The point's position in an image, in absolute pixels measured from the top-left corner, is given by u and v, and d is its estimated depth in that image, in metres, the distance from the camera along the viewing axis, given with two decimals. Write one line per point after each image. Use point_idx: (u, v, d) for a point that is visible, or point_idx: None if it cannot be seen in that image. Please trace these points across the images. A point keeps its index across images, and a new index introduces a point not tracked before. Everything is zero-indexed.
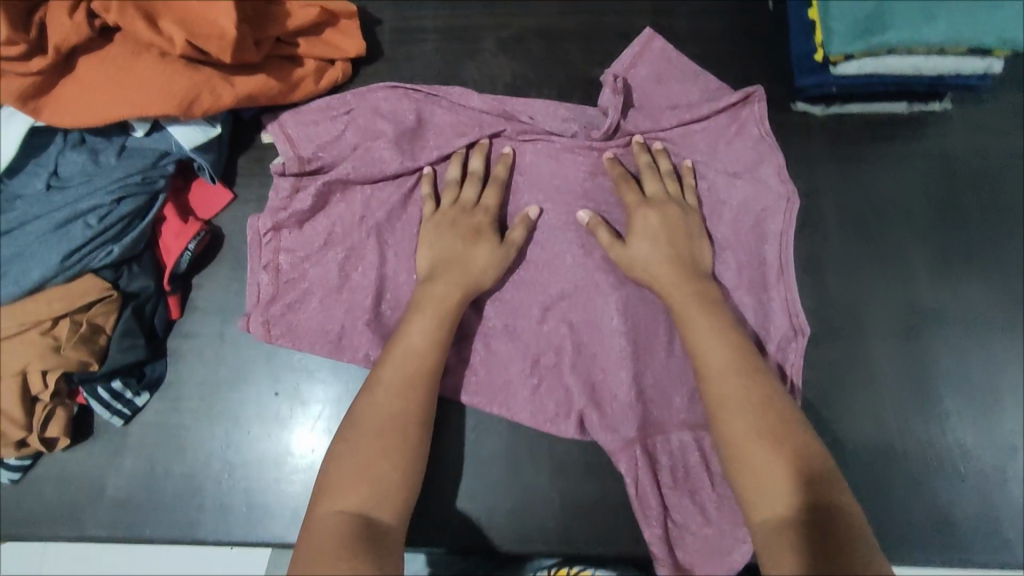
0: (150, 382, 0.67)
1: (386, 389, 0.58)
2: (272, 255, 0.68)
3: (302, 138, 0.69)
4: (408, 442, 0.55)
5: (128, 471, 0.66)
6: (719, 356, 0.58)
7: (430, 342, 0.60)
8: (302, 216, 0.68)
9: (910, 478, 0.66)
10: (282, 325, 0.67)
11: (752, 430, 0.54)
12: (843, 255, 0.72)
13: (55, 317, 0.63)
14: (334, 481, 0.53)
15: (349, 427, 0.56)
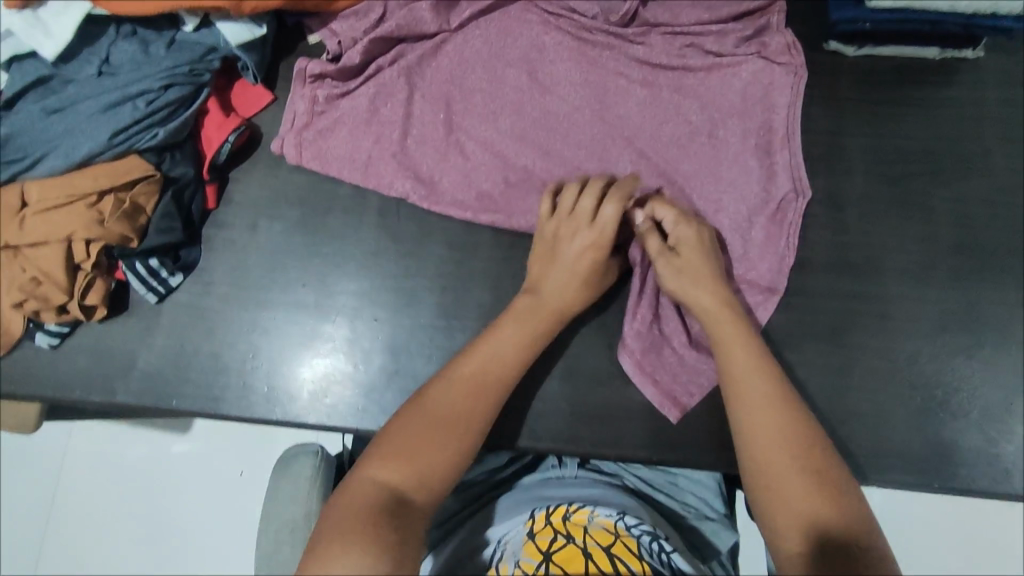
0: (184, 265, 0.71)
1: (513, 325, 0.63)
2: (312, 91, 0.74)
3: (347, 22, 0.74)
4: (469, 440, 0.57)
5: (159, 345, 0.70)
6: (703, 271, 0.65)
7: (517, 347, 0.62)
8: (348, 64, 0.73)
9: (914, 408, 0.67)
10: (316, 156, 0.73)
11: (755, 364, 0.60)
12: (864, 192, 0.73)
13: (100, 191, 0.66)
14: (429, 401, 0.59)
15: (418, 406, 0.59)
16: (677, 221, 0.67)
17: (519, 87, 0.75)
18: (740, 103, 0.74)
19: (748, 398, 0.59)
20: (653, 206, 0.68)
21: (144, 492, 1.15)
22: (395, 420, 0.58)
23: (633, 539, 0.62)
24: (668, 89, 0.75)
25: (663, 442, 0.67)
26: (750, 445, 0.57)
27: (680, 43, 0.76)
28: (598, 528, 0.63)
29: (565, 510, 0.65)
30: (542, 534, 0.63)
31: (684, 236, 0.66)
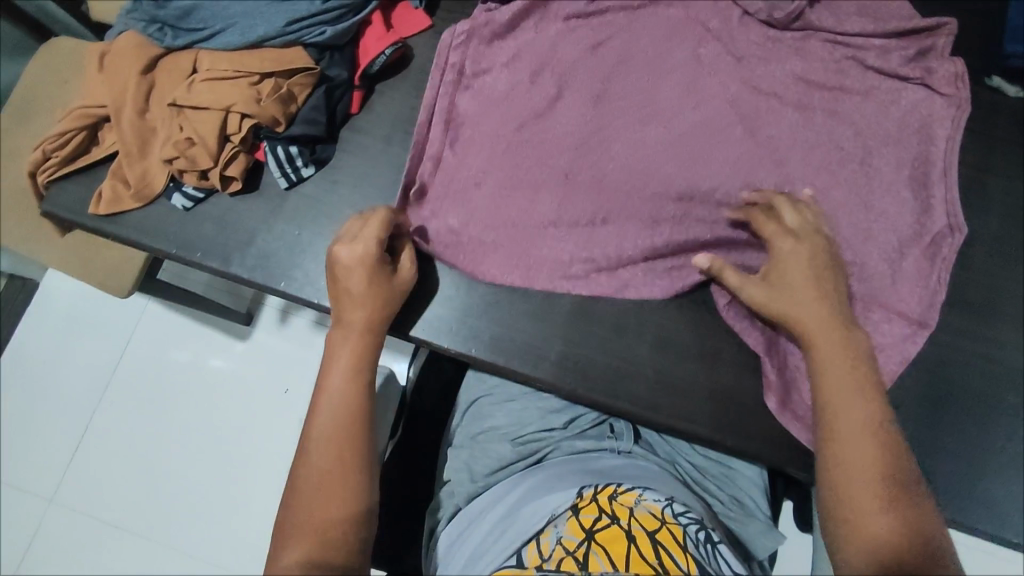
0: (318, 159, 0.74)
1: (338, 366, 0.61)
2: (458, 58, 0.74)
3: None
4: (347, 492, 0.54)
5: (280, 229, 0.74)
6: (811, 292, 0.61)
7: (347, 382, 0.60)
8: (498, 31, 0.74)
9: (1006, 457, 0.65)
10: (456, 131, 0.72)
11: (851, 381, 0.56)
12: (999, 234, 0.71)
13: (264, 73, 0.71)
14: (300, 465, 0.56)
15: (288, 497, 0.56)
16: (801, 225, 0.64)
17: None
18: (893, 117, 0.72)
19: (836, 414, 0.55)
20: (757, 223, 0.66)
21: (201, 385, 1.21)
22: (289, 492, 0.56)
23: (680, 528, 0.61)
24: (822, 89, 0.73)
25: (741, 429, 0.67)
26: (834, 458, 0.54)
27: (838, 51, 0.74)
28: (645, 512, 0.62)
29: (612, 490, 0.65)
30: (585, 510, 0.63)
31: (788, 255, 0.63)
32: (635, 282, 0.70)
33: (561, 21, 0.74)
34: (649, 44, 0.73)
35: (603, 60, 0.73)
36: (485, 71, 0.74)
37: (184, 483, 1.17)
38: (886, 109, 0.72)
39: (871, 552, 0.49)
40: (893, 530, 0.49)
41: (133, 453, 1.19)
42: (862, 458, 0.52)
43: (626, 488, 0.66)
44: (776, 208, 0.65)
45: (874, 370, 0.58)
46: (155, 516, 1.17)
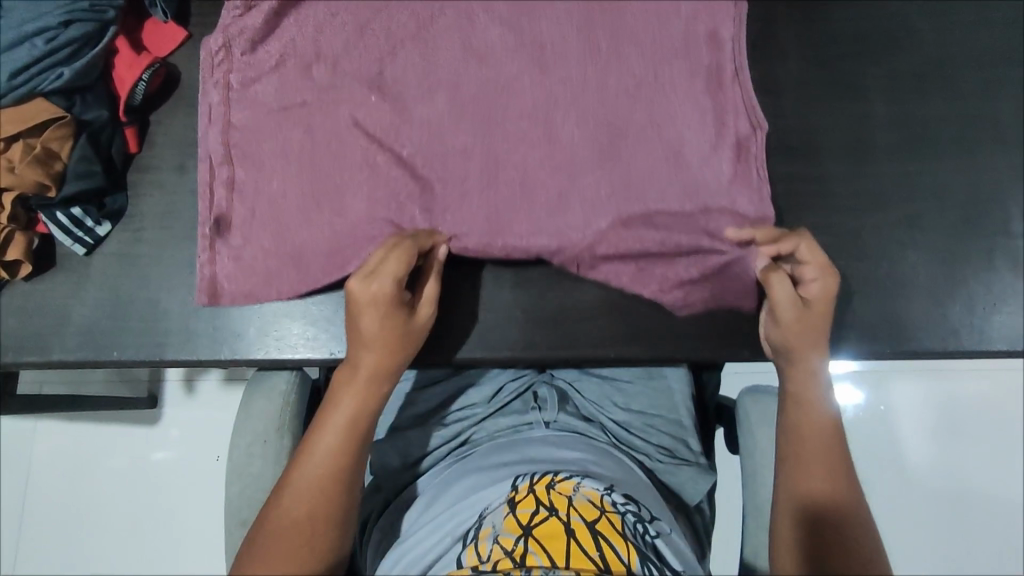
0: (111, 213, 0.68)
1: (339, 412, 0.59)
2: (224, 75, 0.66)
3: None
4: (321, 534, 0.56)
5: (93, 299, 0.67)
6: (814, 335, 0.62)
7: (350, 426, 0.59)
8: (256, 36, 0.66)
9: (863, 280, 0.67)
10: (242, 152, 0.66)
11: (827, 416, 0.61)
12: (799, 78, 0.72)
13: (8, 138, 0.63)
14: (285, 490, 0.56)
15: (261, 523, 0.55)
16: (807, 244, 0.62)
17: None
18: None
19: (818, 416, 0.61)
20: (769, 286, 0.62)
21: (122, 485, 1.12)
22: (269, 508, 0.56)
23: (618, 514, 0.61)
24: None
25: (619, 339, 0.67)
26: (795, 471, 0.59)
27: None
28: (584, 500, 0.61)
29: (549, 479, 0.63)
30: (521, 505, 0.61)
31: (781, 287, 0.61)
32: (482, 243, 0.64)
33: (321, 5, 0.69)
34: None
35: None
36: (254, 80, 0.66)
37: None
38: None
39: (804, 517, 0.58)
40: (825, 510, 0.58)
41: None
42: (840, 452, 0.60)
43: (564, 476, 0.64)
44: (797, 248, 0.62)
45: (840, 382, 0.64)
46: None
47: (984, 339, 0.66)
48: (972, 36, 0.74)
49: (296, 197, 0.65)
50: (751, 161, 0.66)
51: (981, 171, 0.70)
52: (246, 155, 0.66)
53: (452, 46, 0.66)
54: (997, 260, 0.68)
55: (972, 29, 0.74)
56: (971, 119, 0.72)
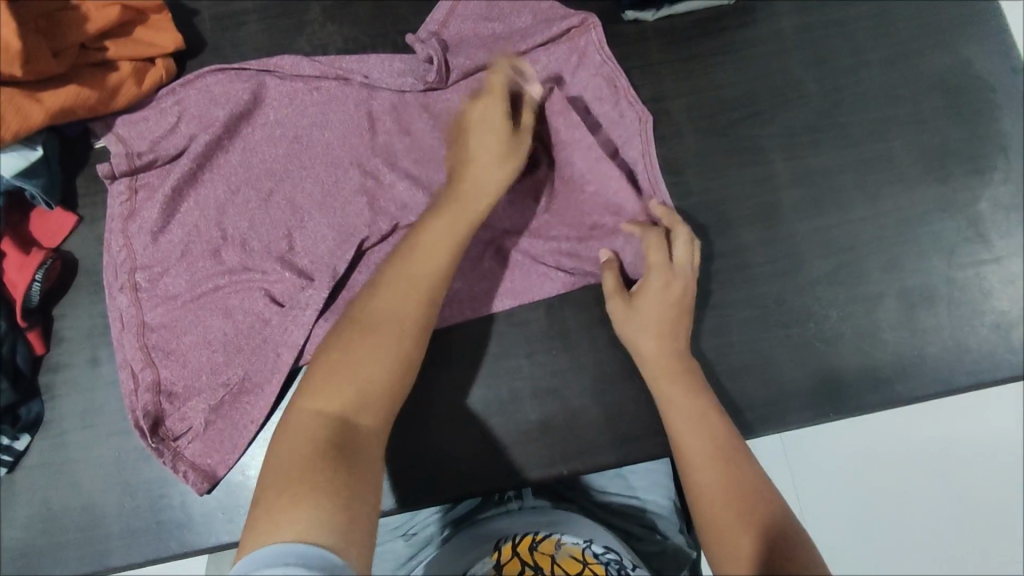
0: (27, 424, 0.65)
1: (441, 222, 0.60)
2: (129, 277, 0.69)
3: (132, 136, 0.70)
4: (399, 355, 0.53)
5: (24, 517, 0.64)
6: (663, 326, 0.63)
7: (447, 240, 0.59)
8: (154, 228, 0.69)
9: (792, 347, 0.68)
10: (161, 343, 0.67)
11: (694, 412, 0.58)
12: (698, 153, 0.73)
13: None
14: (327, 357, 0.53)
15: (349, 319, 0.55)
16: (659, 266, 0.64)
17: (331, 138, 0.71)
18: (557, 93, 0.72)
19: (691, 447, 0.56)
20: (636, 342, 0.63)
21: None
22: (315, 361, 0.53)
23: (602, 565, 0.65)
24: None
25: (570, 454, 0.65)
26: (711, 535, 0.51)
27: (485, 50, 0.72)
28: (567, 557, 0.65)
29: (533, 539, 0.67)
30: (508, 567, 0.64)
31: (643, 342, 0.63)
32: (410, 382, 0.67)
33: (210, 176, 0.70)
34: (309, 143, 0.71)
35: (272, 182, 0.70)
36: (162, 274, 0.69)
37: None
38: (552, 92, 0.73)
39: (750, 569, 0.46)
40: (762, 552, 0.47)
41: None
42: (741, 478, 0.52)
43: (544, 534, 0.68)
44: (654, 237, 0.65)
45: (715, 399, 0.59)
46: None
47: (917, 385, 0.67)
48: (856, 79, 0.74)
49: (224, 379, 0.66)
50: None
51: (890, 214, 0.71)
52: (167, 349, 0.67)
53: (356, 202, 0.69)
54: (918, 303, 0.69)
55: (854, 72, 0.74)
56: (870, 162, 0.72)
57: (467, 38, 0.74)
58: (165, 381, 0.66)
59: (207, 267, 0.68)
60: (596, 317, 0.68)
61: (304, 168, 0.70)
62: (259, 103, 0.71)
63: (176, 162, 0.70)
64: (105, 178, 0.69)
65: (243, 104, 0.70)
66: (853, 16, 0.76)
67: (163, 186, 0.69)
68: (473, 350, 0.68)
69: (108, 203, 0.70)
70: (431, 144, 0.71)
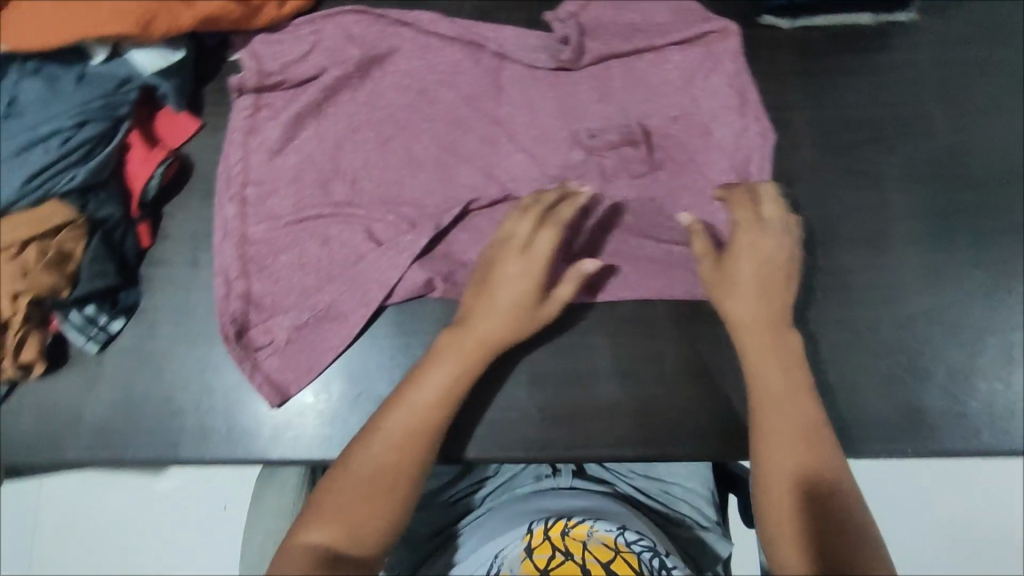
0: (124, 309, 0.68)
1: (443, 369, 0.60)
2: (239, 189, 0.70)
3: (266, 55, 0.72)
4: (400, 490, 0.55)
5: (106, 396, 0.67)
6: (755, 289, 0.63)
7: (450, 389, 0.60)
8: (272, 148, 0.71)
9: (879, 376, 0.67)
10: (259, 258, 0.69)
11: (789, 392, 0.59)
12: (813, 169, 0.72)
13: (22, 241, 0.63)
14: (334, 487, 0.55)
15: (345, 458, 0.57)
16: (744, 223, 0.65)
17: (455, 92, 0.72)
18: (681, 86, 0.73)
19: (772, 431, 0.57)
20: (721, 304, 0.63)
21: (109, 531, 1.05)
22: (324, 489, 0.56)
23: (634, 554, 0.60)
24: (616, 82, 0.73)
25: (637, 438, 0.66)
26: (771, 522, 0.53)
27: (618, 36, 0.74)
28: (598, 544, 0.60)
29: (565, 525, 0.63)
30: (538, 550, 0.61)
31: (745, 330, 0.62)
32: None
33: (332, 108, 0.72)
34: (433, 93, 0.72)
35: (391, 124, 0.71)
36: (271, 192, 0.70)
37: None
38: (677, 84, 0.73)
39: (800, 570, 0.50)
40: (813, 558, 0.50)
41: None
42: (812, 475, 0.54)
43: (577, 521, 0.64)
44: (751, 197, 0.66)
45: (808, 383, 0.60)
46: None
47: (1000, 437, 0.66)
48: (987, 123, 0.72)
49: (312, 303, 0.68)
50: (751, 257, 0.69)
51: (999, 263, 0.69)
52: (262, 264, 0.69)
53: (469, 158, 0.71)
54: (1016, 357, 0.67)
55: (986, 116, 0.73)
56: (988, 208, 0.70)
57: (602, 19, 0.74)
58: (258, 294, 0.68)
59: (316, 196, 0.70)
60: (684, 310, 0.68)
61: (424, 116, 0.72)
62: (395, 50, 0.73)
63: (305, 87, 0.72)
64: (234, 90, 0.71)
65: (379, 49, 0.72)
66: (994, 61, 0.74)
67: (288, 109, 0.71)
68: (557, 320, 0.68)
69: (231, 115, 0.72)
70: (550, 115, 0.72)
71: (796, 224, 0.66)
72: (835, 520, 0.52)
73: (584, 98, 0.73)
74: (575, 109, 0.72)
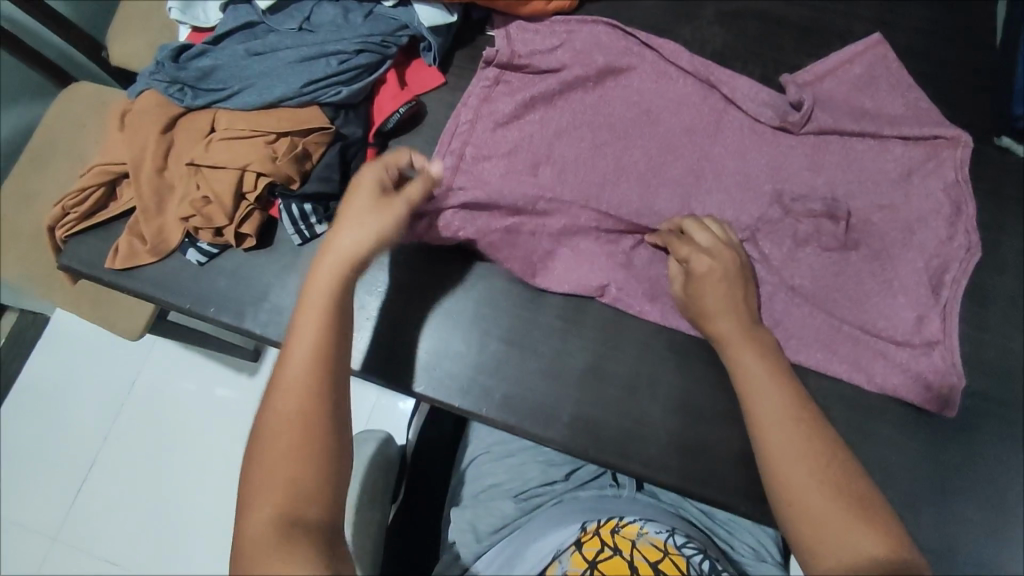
0: (332, 216, 0.75)
1: (303, 334, 0.59)
2: (459, 147, 0.76)
3: (518, 39, 0.77)
4: (317, 448, 0.54)
5: (292, 285, 0.74)
6: (734, 318, 0.63)
7: (311, 357, 0.58)
8: (500, 121, 0.77)
9: (1020, 523, 0.64)
10: None
11: (783, 406, 0.56)
12: (1011, 298, 0.70)
13: (280, 132, 0.72)
14: (256, 467, 0.54)
15: (259, 432, 0.55)
16: (698, 249, 0.66)
17: (676, 119, 0.76)
18: (899, 178, 0.73)
19: (784, 445, 0.54)
20: (716, 332, 0.63)
21: (188, 415, 1.24)
22: (247, 472, 0.54)
23: (684, 559, 0.61)
24: (833, 154, 0.74)
25: (758, 495, 0.65)
26: (809, 529, 0.50)
27: (849, 114, 0.75)
28: (648, 543, 0.63)
29: (615, 522, 0.65)
30: (588, 543, 0.63)
31: (740, 347, 0.61)
32: (638, 352, 0.70)
33: (561, 100, 0.77)
34: (656, 115, 0.77)
35: (609, 131, 0.76)
36: (486, 157, 0.76)
37: (187, 514, 1.19)
38: (896, 175, 0.73)
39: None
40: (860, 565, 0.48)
41: (122, 480, 1.22)
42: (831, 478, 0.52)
43: (627, 522, 0.66)
44: (692, 226, 0.68)
45: (802, 393, 0.58)
46: (152, 547, 1.19)
47: None
48: None
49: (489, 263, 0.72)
50: (924, 364, 0.67)
51: None
52: None
53: (671, 181, 0.74)
54: None
55: None
56: None
57: (834, 95, 0.76)
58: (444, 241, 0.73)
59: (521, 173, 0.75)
60: (838, 391, 0.68)
61: (641, 132, 0.76)
62: (632, 67, 0.78)
63: (543, 77, 0.78)
64: (483, 60, 0.77)
65: (620, 61, 0.77)
66: None
67: (523, 92, 0.77)
68: (708, 357, 0.69)
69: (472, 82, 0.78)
70: (760, 166, 0.74)
71: (738, 254, 0.66)
72: (852, 503, 0.51)
73: (798, 160, 0.74)
74: (786, 166, 0.74)
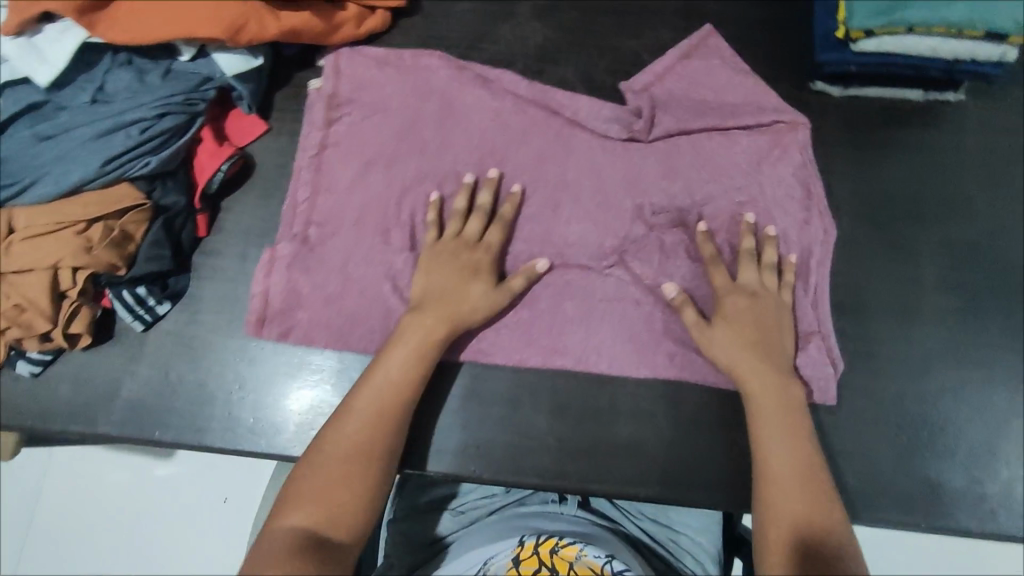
0: (172, 293, 0.70)
1: (367, 392, 0.61)
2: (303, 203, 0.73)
3: (346, 76, 0.76)
4: (370, 473, 0.58)
5: (144, 374, 0.69)
6: (759, 350, 0.64)
7: (382, 411, 0.60)
8: (334, 163, 0.74)
9: (897, 447, 0.68)
10: (305, 264, 0.71)
11: (812, 448, 0.61)
12: (853, 236, 0.73)
13: (90, 218, 0.66)
14: (308, 469, 0.57)
15: (317, 447, 0.59)
16: (734, 288, 0.67)
17: (510, 123, 0.75)
18: (730, 142, 0.75)
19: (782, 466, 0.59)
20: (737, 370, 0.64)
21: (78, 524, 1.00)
22: (297, 472, 0.57)
23: None
24: (666, 130, 0.75)
25: (655, 478, 0.66)
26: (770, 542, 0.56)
27: (673, 89, 0.76)
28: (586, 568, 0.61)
29: (555, 542, 0.64)
30: (525, 561, 0.63)
31: (751, 378, 0.63)
32: (516, 365, 0.69)
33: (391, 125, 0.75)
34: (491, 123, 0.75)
35: (447, 148, 0.74)
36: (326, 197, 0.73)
37: None
38: (727, 139, 0.75)
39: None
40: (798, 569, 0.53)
41: None
42: (820, 495, 0.57)
43: (568, 542, 0.65)
44: (751, 257, 0.69)
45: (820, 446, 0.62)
46: None
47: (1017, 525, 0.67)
48: None
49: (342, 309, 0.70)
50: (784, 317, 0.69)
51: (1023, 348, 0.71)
52: (307, 266, 0.71)
53: (517, 186, 0.74)
54: None
55: None
56: None
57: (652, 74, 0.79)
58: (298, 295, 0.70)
59: (366, 208, 0.72)
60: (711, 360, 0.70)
61: (480, 142, 0.74)
62: (457, 81, 0.76)
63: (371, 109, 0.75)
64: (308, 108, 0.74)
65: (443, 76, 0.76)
66: None
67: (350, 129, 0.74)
68: (584, 355, 0.70)
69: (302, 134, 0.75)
70: (599, 153, 0.75)
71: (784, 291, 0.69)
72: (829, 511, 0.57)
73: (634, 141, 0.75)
74: (624, 149, 0.75)
